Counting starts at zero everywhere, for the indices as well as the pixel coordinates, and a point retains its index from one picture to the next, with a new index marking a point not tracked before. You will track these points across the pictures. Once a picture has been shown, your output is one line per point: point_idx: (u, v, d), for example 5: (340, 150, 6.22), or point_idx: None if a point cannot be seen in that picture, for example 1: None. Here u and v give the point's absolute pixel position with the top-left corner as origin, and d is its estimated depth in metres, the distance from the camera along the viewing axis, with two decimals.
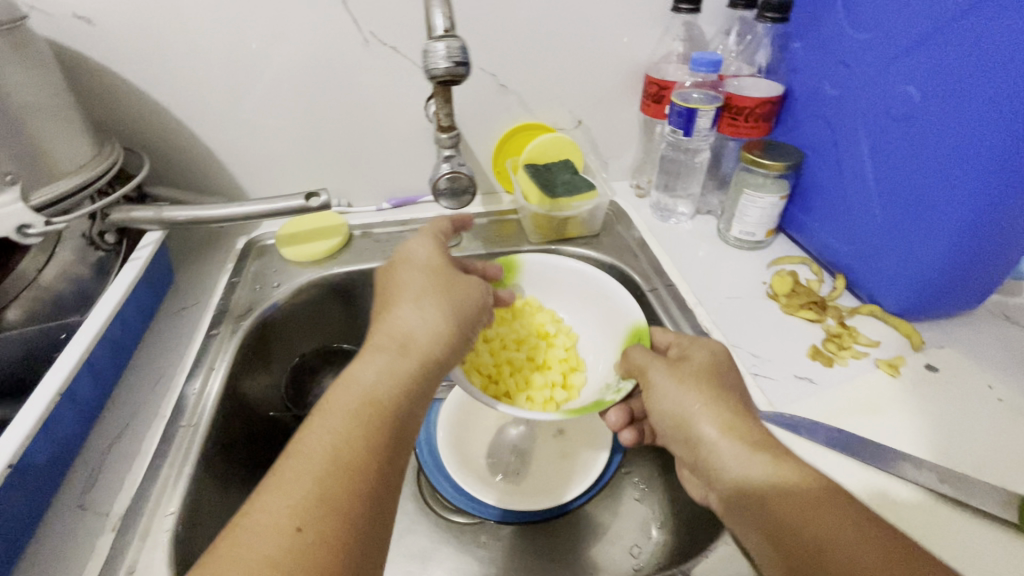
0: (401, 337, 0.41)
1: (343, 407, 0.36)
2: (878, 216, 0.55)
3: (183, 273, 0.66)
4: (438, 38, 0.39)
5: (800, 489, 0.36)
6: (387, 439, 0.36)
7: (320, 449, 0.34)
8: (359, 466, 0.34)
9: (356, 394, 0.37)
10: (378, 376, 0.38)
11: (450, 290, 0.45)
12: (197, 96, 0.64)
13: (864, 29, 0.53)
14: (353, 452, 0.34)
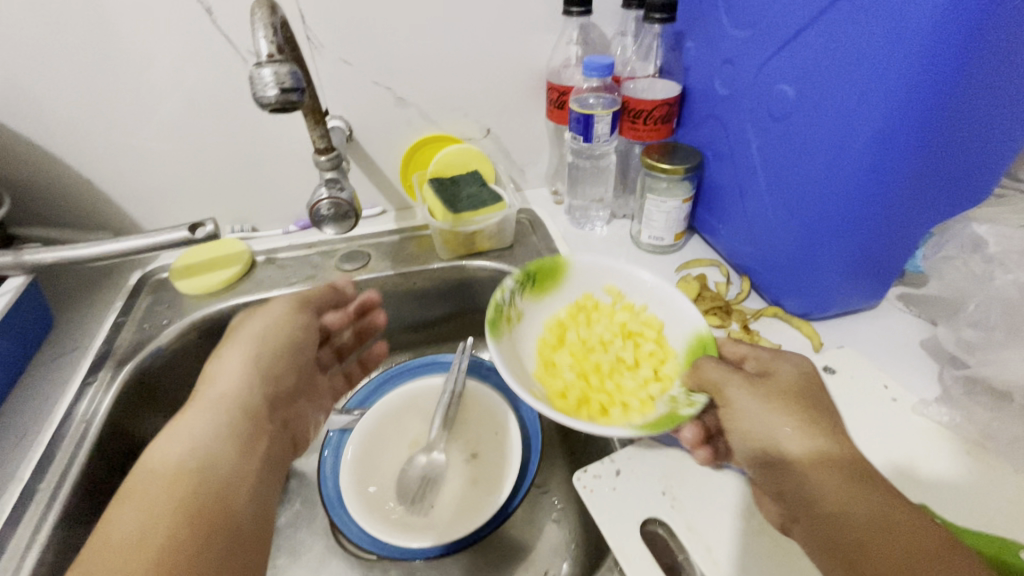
0: (213, 406, 0.43)
1: (152, 483, 0.37)
2: (774, 215, 0.54)
3: (67, 315, 0.63)
4: (264, 64, 0.36)
5: (857, 494, 0.35)
6: (209, 498, 0.37)
7: (123, 530, 0.34)
8: (175, 528, 0.34)
9: (169, 463, 0.38)
10: (187, 444, 0.40)
11: (259, 338, 0.49)
12: (67, 126, 0.60)
13: (743, 27, 0.52)
14: (163, 525, 0.34)
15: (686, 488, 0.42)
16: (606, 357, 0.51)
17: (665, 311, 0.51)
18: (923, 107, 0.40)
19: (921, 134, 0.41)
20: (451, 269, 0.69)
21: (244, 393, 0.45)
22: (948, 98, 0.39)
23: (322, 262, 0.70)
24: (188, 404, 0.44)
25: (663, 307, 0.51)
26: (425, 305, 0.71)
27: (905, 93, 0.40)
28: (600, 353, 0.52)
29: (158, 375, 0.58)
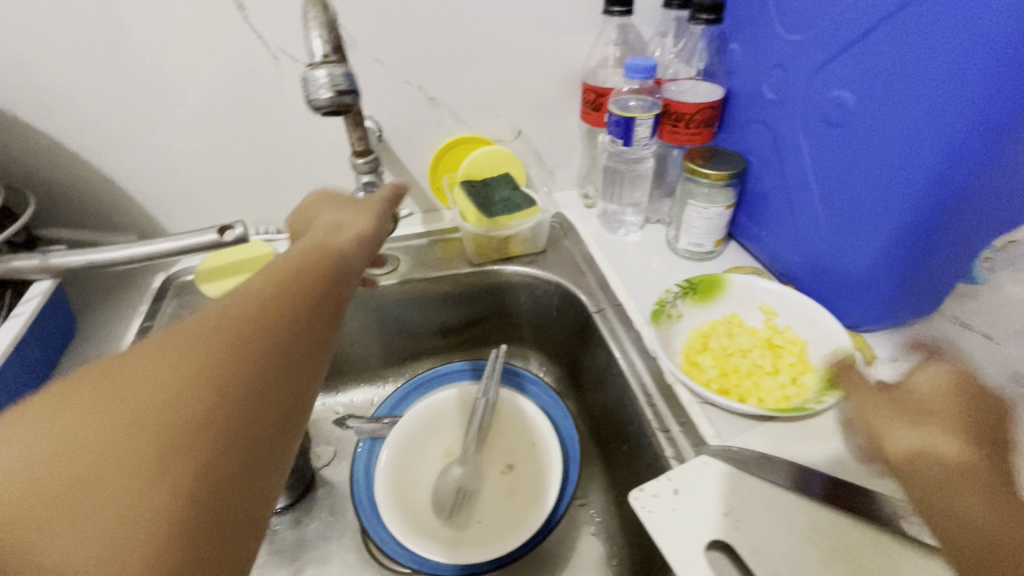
0: (307, 271, 0.36)
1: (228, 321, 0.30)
2: (826, 224, 0.53)
3: (92, 318, 0.61)
4: (317, 65, 0.35)
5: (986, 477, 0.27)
6: (320, 306, 0.34)
7: (183, 351, 0.27)
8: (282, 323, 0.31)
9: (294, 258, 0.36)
10: (308, 251, 0.38)
11: (379, 205, 0.48)
12: (90, 124, 0.58)
13: (797, 30, 0.50)
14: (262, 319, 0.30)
15: (747, 507, 0.40)
16: (746, 360, 0.50)
17: (810, 330, 0.50)
18: (996, 119, 0.37)
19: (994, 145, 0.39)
20: (482, 274, 0.68)
21: (342, 263, 0.39)
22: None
23: None
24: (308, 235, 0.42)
25: (811, 326, 0.50)
26: (454, 309, 0.69)
27: (978, 102, 0.37)
28: (739, 356, 0.50)
29: None
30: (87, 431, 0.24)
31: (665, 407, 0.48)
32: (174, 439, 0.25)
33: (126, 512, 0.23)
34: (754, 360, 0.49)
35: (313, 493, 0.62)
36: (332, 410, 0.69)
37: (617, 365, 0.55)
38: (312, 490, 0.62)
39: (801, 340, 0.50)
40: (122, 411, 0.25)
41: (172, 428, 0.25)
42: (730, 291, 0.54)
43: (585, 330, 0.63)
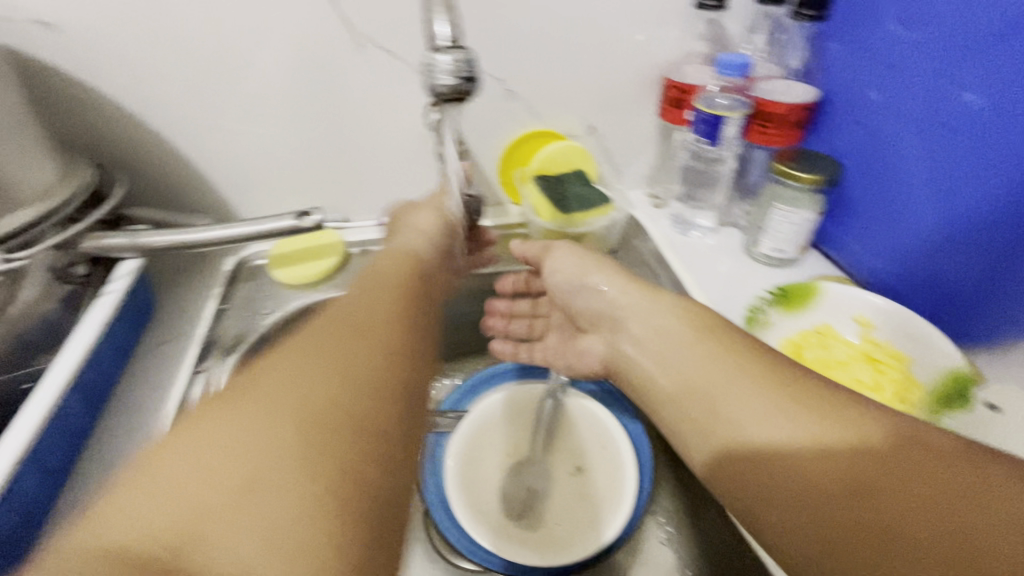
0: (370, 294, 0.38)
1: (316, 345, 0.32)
2: (931, 235, 0.50)
3: (166, 299, 0.61)
4: (440, 50, 0.34)
5: (836, 459, 0.33)
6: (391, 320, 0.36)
7: (285, 377, 0.29)
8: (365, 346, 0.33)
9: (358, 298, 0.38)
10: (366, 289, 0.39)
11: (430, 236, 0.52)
12: (174, 107, 0.59)
13: (917, 29, 0.48)
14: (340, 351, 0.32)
15: None
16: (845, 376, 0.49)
17: (913, 347, 0.48)
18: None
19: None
20: None
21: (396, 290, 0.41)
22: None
23: None
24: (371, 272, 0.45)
25: (913, 343, 0.48)
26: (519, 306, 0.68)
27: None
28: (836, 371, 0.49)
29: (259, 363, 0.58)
30: (227, 456, 0.25)
31: None
32: (308, 443, 0.26)
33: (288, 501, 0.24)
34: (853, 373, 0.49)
35: None
36: None
37: None
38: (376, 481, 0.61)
39: (904, 356, 0.48)
40: (253, 433, 0.26)
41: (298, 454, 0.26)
42: (819, 299, 0.52)
43: None
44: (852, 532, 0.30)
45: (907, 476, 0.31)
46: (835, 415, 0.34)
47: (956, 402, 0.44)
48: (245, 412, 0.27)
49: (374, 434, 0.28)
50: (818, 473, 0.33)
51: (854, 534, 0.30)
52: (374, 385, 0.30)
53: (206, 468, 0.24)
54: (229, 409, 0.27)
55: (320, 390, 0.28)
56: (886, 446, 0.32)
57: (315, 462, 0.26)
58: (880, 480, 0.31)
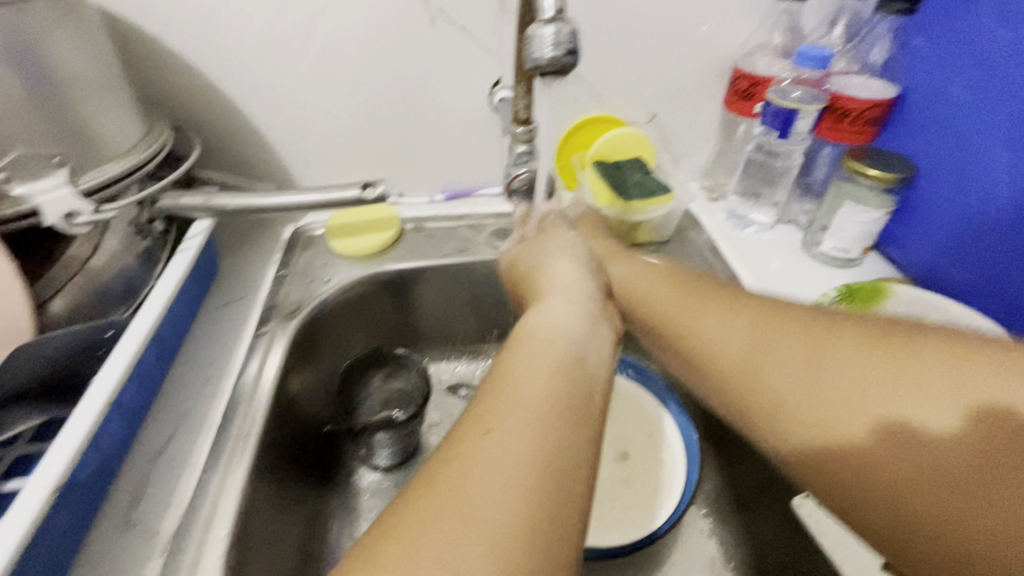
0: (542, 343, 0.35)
1: (484, 449, 0.26)
2: (1011, 243, 0.49)
3: (229, 263, 0.63)
4: (545, 22, 0.34)
5: (841, 418, 0.34)
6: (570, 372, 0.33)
7: (491, 444, 0.27)
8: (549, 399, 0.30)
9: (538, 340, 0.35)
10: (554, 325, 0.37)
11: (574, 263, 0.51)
12: (248, 73, 0.60)
13: (1016, 27, 0.46)
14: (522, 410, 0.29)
15: None
16: None
17: None
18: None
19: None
20: None
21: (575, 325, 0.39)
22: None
23: (471, 236, 0.68)
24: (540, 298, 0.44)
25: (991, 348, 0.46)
26: None
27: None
28: None
29: (317, 330, 0.58)
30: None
31: None
32: (526, 493, 0.25)
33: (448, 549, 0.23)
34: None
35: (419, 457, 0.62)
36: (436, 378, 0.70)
37: None
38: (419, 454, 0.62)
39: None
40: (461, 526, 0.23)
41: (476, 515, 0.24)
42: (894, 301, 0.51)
43: None
44: (849, 483, 0.33)
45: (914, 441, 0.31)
46: (859, 370, 0.34)
47: None
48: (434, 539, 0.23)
49: (564, 510, 0.25)
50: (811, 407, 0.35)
51: (848, 485, 0.33)
52: (546, 461, 0.26)
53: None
54: (415, 532, 0.23)
55: (504, 480, 0.25)
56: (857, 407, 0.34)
57: (539, 524, 0.24)
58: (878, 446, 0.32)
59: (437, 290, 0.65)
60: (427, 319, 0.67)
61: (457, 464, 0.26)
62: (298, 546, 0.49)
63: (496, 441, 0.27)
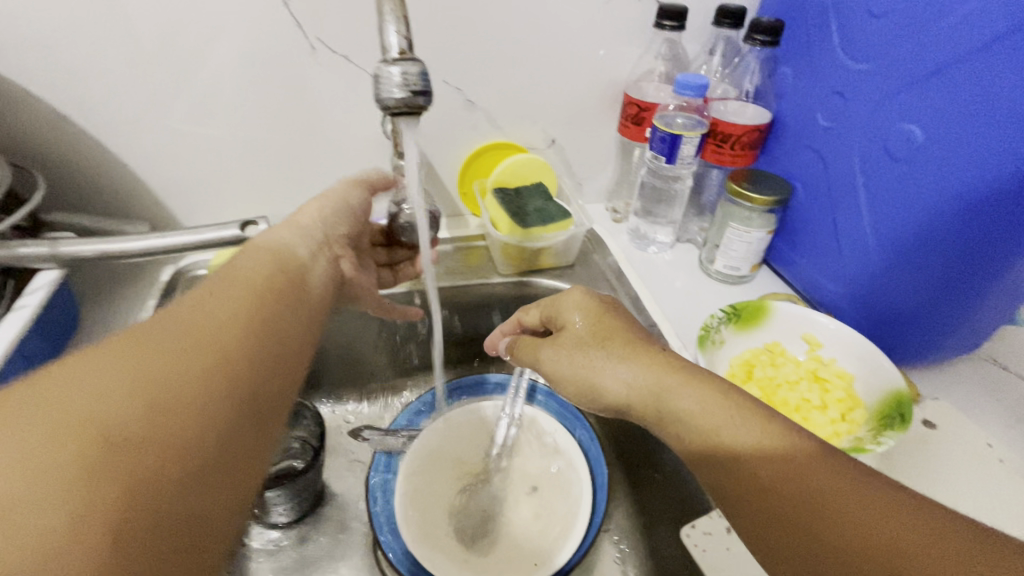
0: (255, 272, 0.40)
1: (181, 313, 0.33)
2: (874, 260, 0.52)
3: (95, 311, 0.57)
4: (392, 61, 0.32)
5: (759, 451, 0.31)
6: (284, 297, 0.39)
7: (134, 354, 0.29)
8: (222, 334, 0.32)
9: (254, 274, 0.39)
10: (256, 261, 0.41)
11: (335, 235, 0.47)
12: (106, 105, 0.55)
13: (862, 60, 0.50)
14: (191, 335, 0.31)
15: None
16: (794, 394, 0.49)
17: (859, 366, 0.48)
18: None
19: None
20: (511, 285, 0.65)
21: (308, 256, 0.44)
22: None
23: None
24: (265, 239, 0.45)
25: (861, 361, 0.48)
26: (475, 320, 0.67)
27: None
28: (786, 389, 0.49)
29: None
30: (93, 398, 0.26)
31: None
32: (168, 390, 0.28)
33: (34, 440, 0.23)
34: (802, 394, 0.48)
35: (321, 508, 0.58)
36: (341, 420, 0.66)
37: None
38: (320, 504, 0.59)
39: (847, 373, 0.49)
40: (54, 422, 0.24)
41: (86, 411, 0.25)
42: (774, 320, 0.53)
43: None
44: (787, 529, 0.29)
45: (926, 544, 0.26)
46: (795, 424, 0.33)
47: (893, 423, 0.43)
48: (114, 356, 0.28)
49: (201, 420, 0.28)
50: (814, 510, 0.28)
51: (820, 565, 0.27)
52: (195, 370, 0.29)
53: (86, 394, 0.26)
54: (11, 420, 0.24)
55: (131, 378, 0.27)
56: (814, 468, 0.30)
57: (168, 421, 0.27)
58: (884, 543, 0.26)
59: (337, 328, 0.62)
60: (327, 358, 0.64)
61: (78, 365, 0.27)
62: None
63: (191, 308, 0.34)
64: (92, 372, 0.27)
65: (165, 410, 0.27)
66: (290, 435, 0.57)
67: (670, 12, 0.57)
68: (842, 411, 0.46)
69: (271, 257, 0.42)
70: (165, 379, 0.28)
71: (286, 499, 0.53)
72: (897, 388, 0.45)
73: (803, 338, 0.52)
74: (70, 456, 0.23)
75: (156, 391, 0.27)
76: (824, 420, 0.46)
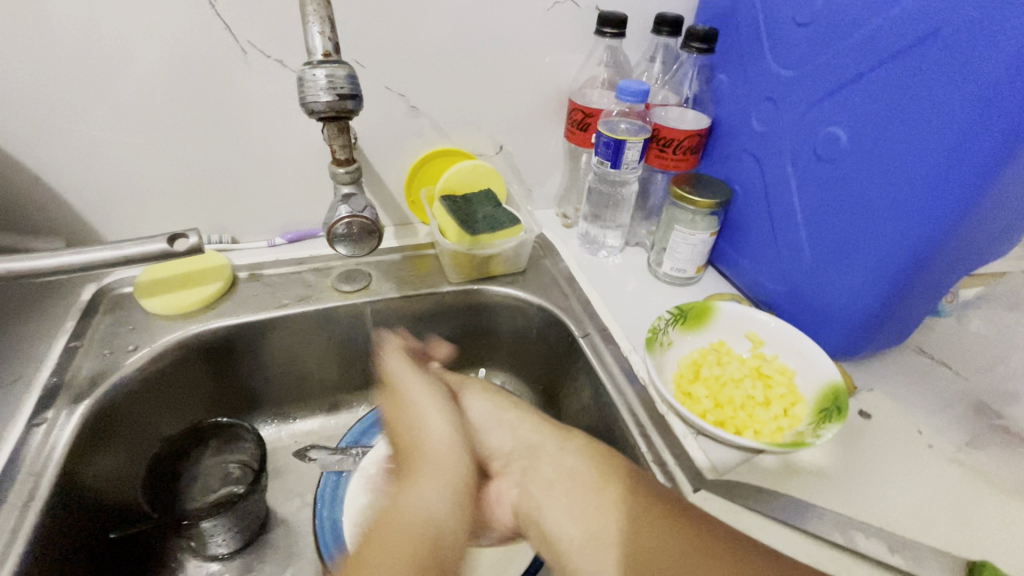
0: (413, 526, 0.33)
1: (422, 483, 0.36)
2: (810, 258, 0.54)
3: (4, 337, 0.52)
4: (317, 64, 0.31)
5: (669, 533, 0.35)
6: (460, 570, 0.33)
7: (383, 553, 0.31)
8: (447, 542, 0.33)
9: (412, 518, 0.33)
10: (441, 503, 0.35)
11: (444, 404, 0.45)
12: (12, 113, 0.50)
13: (790, 67, 0.52)
14: (427, 541, 0.32)
15: None
16: (739, 391, 0.49)
17: (799, 364, 0.50)
18: (985, 157, 0.38)
19: (981, 183, 0.39)
20: (461, 294, 0.64)
21: (438, 440, 0.40)
22: (1017, 154, 0.37)
23: (316, 281, 0.63)
24: (411, 456, 0.40)
25: (800, 360, 0.50)
26: (426, 330, 0.65)
27: (971, 135, 0.38)
28: (732, 387, 0.49)
29: (117, 413, 0.49)
30: None
31: (658, 437, 0.47)
32: None
33: None
34: (746, 391, 0.49)
35: (265, 535, 0.55)
36: (288, 440, 0.63)
37: (604, 390, 0.53)
38: (264, 531, 0.55)
39: (788, 370, 0.50)
40: None
41: None
42: (719, 321, 0.54)
43: (568, 356, 0.61)
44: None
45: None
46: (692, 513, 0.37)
47: (831, 416, 0.44)
48: (432, 464, 0.38)
49: None
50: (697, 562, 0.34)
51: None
52: None
53: None
54: None
55: None
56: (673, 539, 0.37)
57: None
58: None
59: (281, 343, 0.59)
60: (271, 375, 0.61)
61: None
62: None
63: (412, 403, 0.44)
64: (422, 483, 0.36)
65: None
66: (230, 459, 0.54)
67: (609, 20, 0.58)
68: (784, 407, 0.47)
69: (422, 464, 0.38)
70: None
71: (225, 529, 0.50)
72: (834, 385, 0.47)
73: (747, 337, 0.53)
74: None
75: None
76: (769, 416, 0.47)
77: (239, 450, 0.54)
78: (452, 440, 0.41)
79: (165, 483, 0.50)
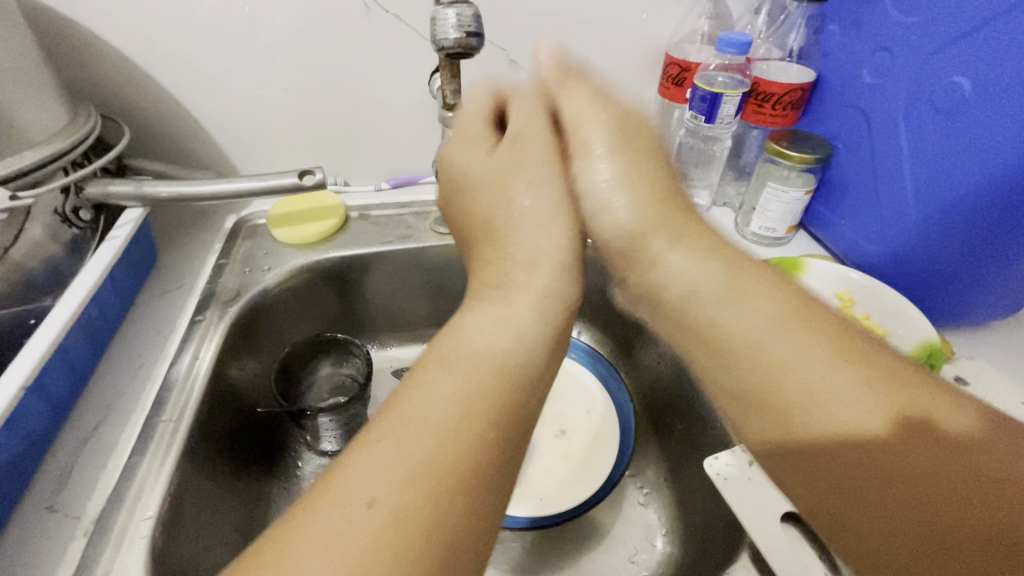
0: (470, 388, 0.33)
1: (479, 336, 0.37)
2: (912, 218, 0.52)
3: (168, 252, 0.63)
4: (447, 4, 0.35)
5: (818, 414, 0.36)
6: (479, 453, 0.30)
7: (382, 468, 0.28)
8: (464, 459, 0.29)
9: (461, 371, 0.34)
10: (489, 349, 0.36)
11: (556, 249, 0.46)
12: (178, 62, 0.59)
13: (910, 13, 0.49)
14: (429, 441, 0.29)
15: None
16: None
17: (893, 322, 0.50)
18: None
19: None
20: None
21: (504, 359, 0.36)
22: None
23: (416, 223, 0.69)
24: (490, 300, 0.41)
25: (895, 316, 0.50)
26: None
27: None
28: None
29: (257, 318, 0.59)
30: (350, 547, 0.25)
31: None
32: (409, 470, 0.28)
33: (369, 486, 0.27)
34: None
35: None
36: (385, 363, 0.71)
37: None
38: None
39: (880, 330, 0.50)
40: (342, 538, 0.25)
41: (414, 528, 0.26)
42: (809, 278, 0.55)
43: None
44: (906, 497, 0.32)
45: (928, 452, 0.33)
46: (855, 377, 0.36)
47: None
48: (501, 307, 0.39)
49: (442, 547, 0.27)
50: (862, 493, 0.34)
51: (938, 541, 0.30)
52: (425, 492, 0.27)
53: (325, 550, 0.25)
54: (303, 529, 0.26)
55: (398, 473, 0.28)
56: (904, 431, 0.34)
57: (424, 509, 0.27)
58: (973, 515, 0.30)
59: (384, 275, 0.66)
60: (373, 303, 0.68)
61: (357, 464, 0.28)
62: (238, 526, 0.50)
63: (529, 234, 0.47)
64: (487, 337, 0.37)
65: (441, 499, 0.28)
66: (340, 371, 0.62)
67: None
68: None
69: (460, 396, 0.32)
70: (435, 475, 0.28)
71: (336, 427, 0.58)
72: (931, 344, 0.46)
73: (836, 295, 0.53)
74: (411, 519, 0.26)
75: (424, 509, 0.27)
76: None
77: (349, 364, 0.62)
78: (534, 334, 0.38)
79: (292, 382, 0.60)
